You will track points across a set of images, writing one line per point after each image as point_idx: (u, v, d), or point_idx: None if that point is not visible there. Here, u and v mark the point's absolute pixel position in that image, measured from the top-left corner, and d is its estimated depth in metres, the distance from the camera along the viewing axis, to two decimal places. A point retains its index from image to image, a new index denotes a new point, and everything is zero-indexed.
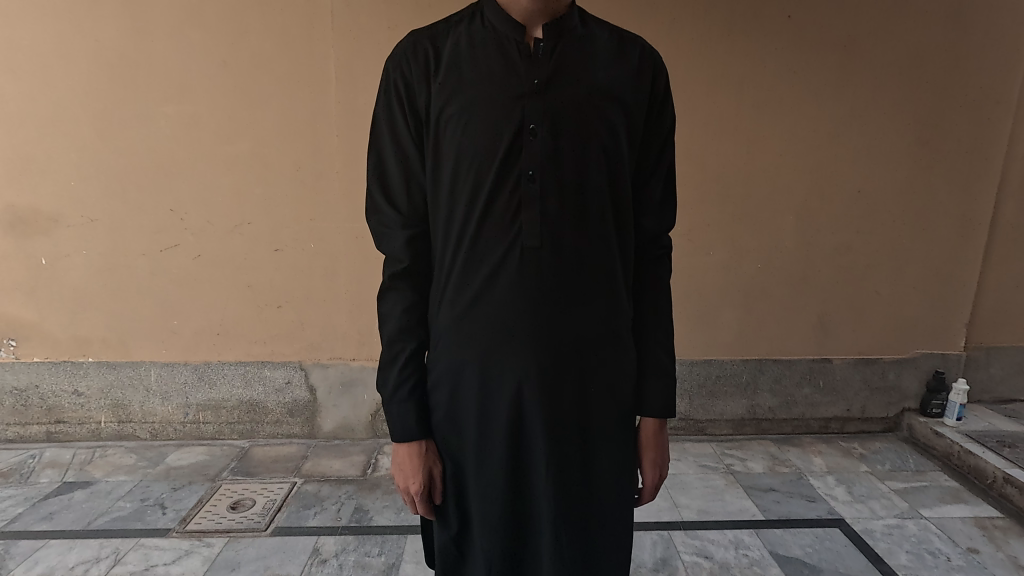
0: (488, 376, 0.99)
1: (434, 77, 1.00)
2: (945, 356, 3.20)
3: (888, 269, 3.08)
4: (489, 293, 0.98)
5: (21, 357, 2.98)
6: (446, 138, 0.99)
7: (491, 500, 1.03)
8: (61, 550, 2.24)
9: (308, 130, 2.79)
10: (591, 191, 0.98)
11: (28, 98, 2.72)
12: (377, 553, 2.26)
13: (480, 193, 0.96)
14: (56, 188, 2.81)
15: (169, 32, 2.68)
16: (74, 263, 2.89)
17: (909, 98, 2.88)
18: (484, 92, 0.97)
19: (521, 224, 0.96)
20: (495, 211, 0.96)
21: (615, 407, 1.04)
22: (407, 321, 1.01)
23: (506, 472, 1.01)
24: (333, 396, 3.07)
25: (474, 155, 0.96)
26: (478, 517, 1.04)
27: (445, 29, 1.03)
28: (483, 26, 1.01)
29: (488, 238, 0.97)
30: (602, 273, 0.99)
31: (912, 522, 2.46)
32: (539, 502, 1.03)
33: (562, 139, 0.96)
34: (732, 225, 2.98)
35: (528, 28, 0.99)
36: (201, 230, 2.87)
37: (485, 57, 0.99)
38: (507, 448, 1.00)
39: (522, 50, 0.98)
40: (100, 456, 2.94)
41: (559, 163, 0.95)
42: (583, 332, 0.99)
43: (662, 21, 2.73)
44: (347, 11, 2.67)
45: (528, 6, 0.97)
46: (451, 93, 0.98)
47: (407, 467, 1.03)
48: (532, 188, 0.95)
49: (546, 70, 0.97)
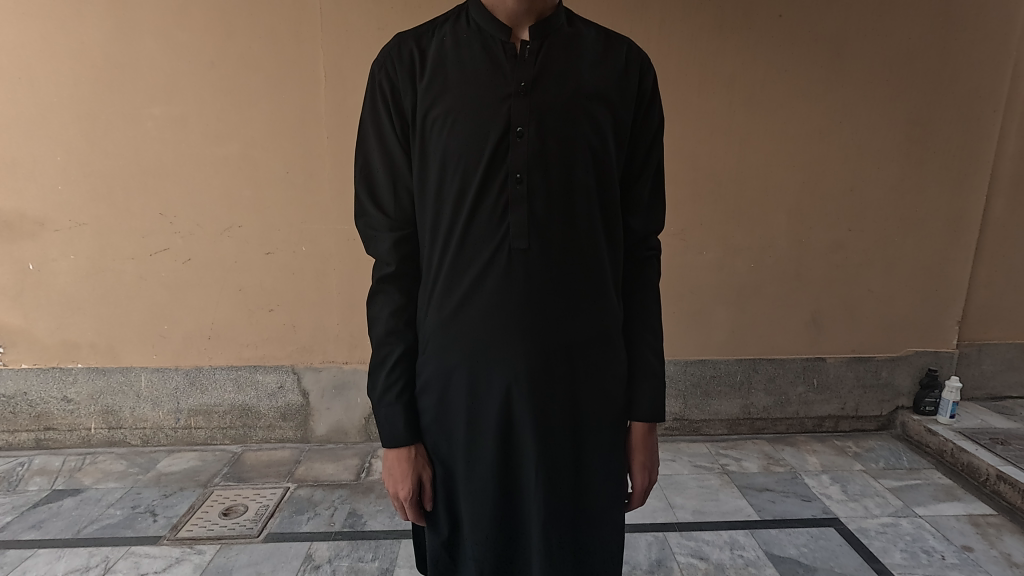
0: (477, 380, 0.98)
1: (420, 79, 0.98)
2: (938, 353, 3.20)
3: (880, 266, 3.08)
4: (476, 296, 0.96)
5: (8, 363, 2.94)
6: (432, 140, 0.98)
7: (481, 504, 1.01)
8: (50, 559, 2.21)
9: (297, 132, 2.76)
10: (578, 190, 0.97)
11: (13, 100, 2.68)
12: (370, 558, 2.24)
13: (467, 195, 0.95)
14: (43, 192, 2.77)
15: (156, 34, 2.65)
16: (62, 268, 2.86)
17: (898, 95, 2.89)
18: (471, 94, 0.95)
19: (508, 225, 0.94)
20: (483, 212, 0.95)
21: (605, 408, 1.02)
22: (397, 325, 1.00)
23: (496, 475, 1.00)
24: (326, 400, 3.05)
25: (461, 156, 0.95)
26: (469, 521, 1.03)
27: (430, 30, 1.02)
28: (469, 28, 1.00)
29: (476, 240, 0.96)
30: (591, 274, 0.98)
31: (906, 520, 2.46)
32: (528, 506, 1.02)
33: (549, 139, 0.94)
34: (724, 224, 2.97)
35: (514, 29, 0.98)
36: (191, 234, 2.85)
37: (472, 58, 0.98)
38: (497, 453, 0.99)
39: (507, 51, 0.97)
40: (91, 463, 2.91)
41: (547, 164, 0.94)
42: (571, 335, 0.97)
43: (652, 20, 2.72)
44: (335, 11, 2.65)
45: (512, 7, 0.96)
46: (436, 95, 0.97)
47: (399, 473, 1.02)
48: (519, 190, 0.93)
49: (533, 70, 0.96)
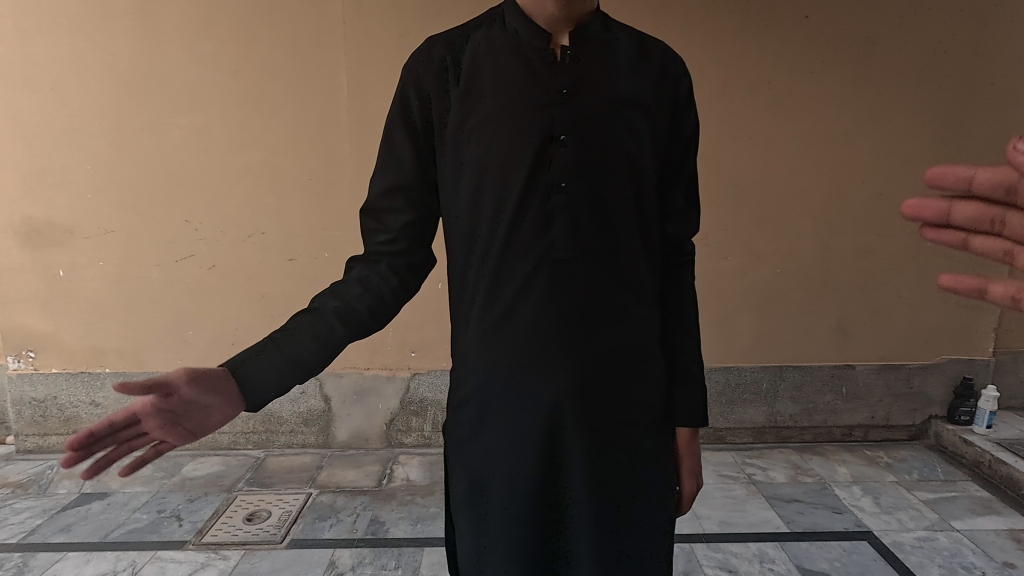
0: (517, 394, 0.95)
1: (455, 87, 0.97)
2: (973, 361, 3.11)
3: (910, 271, 3.01)
4: (518, 308, 0.94)
5: (39, 368, 3.00)
6: (468, 149, 0.96)
7: (523, 524, 0.98)
8: (79, 563, 2.24)
9: (319, 138, 2.78)
10: (618, 198, 0.95)
11: (45, 112, 2.74)
12: (393, 567, 2.23)
13: (507, 206, 0.94)
14: (72, 201, 2.83)
15: (181, 44, 2.68)
16: (90, 274, 2.91)
17: (928, 96, 2.82)
18: (508, 102, 0.95)
19: (550, 236, 0.93)
20: (523, 223, 0.93)
21: (647, 419, 1.00)
22: (354, 315, 0.94)
23: (539, 492, 0.97)
24: (347, 405, 3.06)
25: (499, 167, 0.94)
26: (510, 543, 0.99)
27: (463, 35, 1.00)
28: (504, 33, 0.99)
29: (517, 251, 0.94)
30: (634, 282, 0.96)
31: (943, 534, 2.38)
32: (574, 523, 0.99)
33: (589, 148, 0.93)
34: (748, 229, 2.92)
35: (552, 34, 0.96)
36: (215, 240, 2.87)
37: (508, 66, 0.96)
38: (541, 470, 0.96)
39: (545, 57, 0.96)
40: (117, 467, 2.95)
41: (590, 173, 0.93)
42: (614, 345, 0.95)
43: (674, 24, 2.69)
44: (356, 19, 2.67)
45: (552, 12, 0.94)
46: (473, 105, 0.96)
47: (206, 385, 0.87)
48: (561, 200, 0.92)
49: (571, 78, 0.95)
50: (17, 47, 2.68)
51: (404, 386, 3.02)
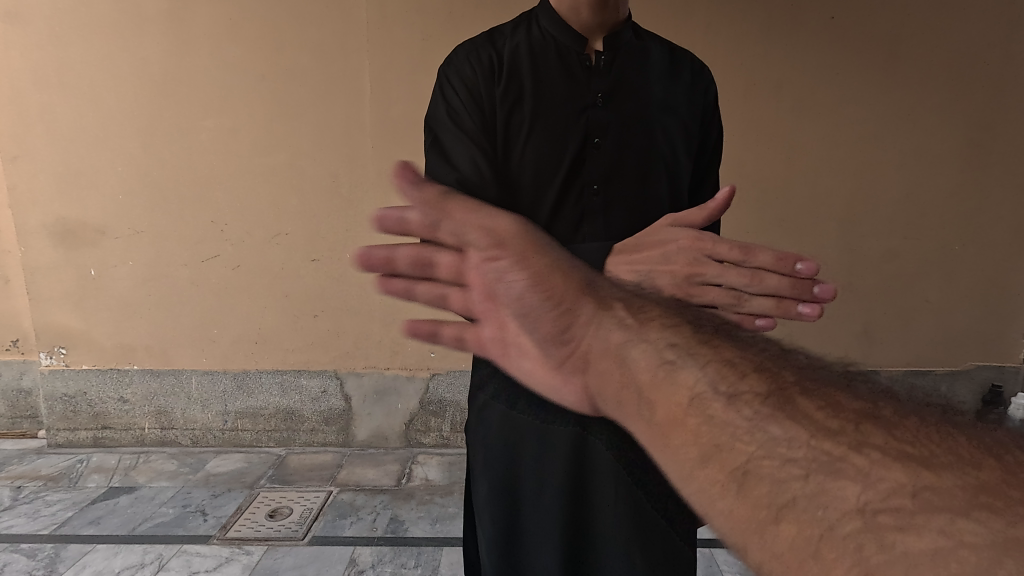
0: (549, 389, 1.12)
1: (500, 78, 1.10)
2: (1003, 368, 3.06)
3: (938, 275, 2.95)
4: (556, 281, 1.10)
5: (70, 365, 3.08)
6: (517, 134, 1.10)
7: (553, 497, 1.14)
8: (108, 554, 2.29)
9: (342, 140, 2.81)
10: (649, 186, 1.13)
11: (79, 115, 2.83)
12: (413, 565, 2.25)
13: (550, 189, 1.10)
14: (104, 201, 2.91)
15: (209, 49, 2.74)
16: (121, 273, 2.99)
17: (958, 99, 2.77)
18: (551, 100, 1.11)
19: (586, 218, 1.10)
20: (564, 207, 1.10)
21: None
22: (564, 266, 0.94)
23: (567, 464, 1.12)
24: (367, 405, 3.08)
25: (544, 154, 1.09)
26: (544, 512, 1.15)
27: (507, 33, 1.15)
28: (543, 36, 1.15)
29: (559, 229, 1.10)
30: None
31: None
32: (599, 496, 1.13)
33: (622, 144, 1.12)
34: (770, 232, 2.89)
35: (587, 41, 1.15)
36: (240, 241, 2.92)
37: (548, 67, 1.12)
38: (570, 450, 1.12)
39: (581, 61, 1.14)
40: (144, 462, 3.03)
41: (623, 170, 1.11)
42: None
43: (698, 24, 2.67)
44: (381, 22, 2.70)
45: (586, 21, 1.14)
46: (517, 98, 1.10)
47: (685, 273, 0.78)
48: (594, 192, 1.10)
49: (606, 82, 1.13)
50: (55, 53, 2.76)
51: (424, 386, 3.04)
